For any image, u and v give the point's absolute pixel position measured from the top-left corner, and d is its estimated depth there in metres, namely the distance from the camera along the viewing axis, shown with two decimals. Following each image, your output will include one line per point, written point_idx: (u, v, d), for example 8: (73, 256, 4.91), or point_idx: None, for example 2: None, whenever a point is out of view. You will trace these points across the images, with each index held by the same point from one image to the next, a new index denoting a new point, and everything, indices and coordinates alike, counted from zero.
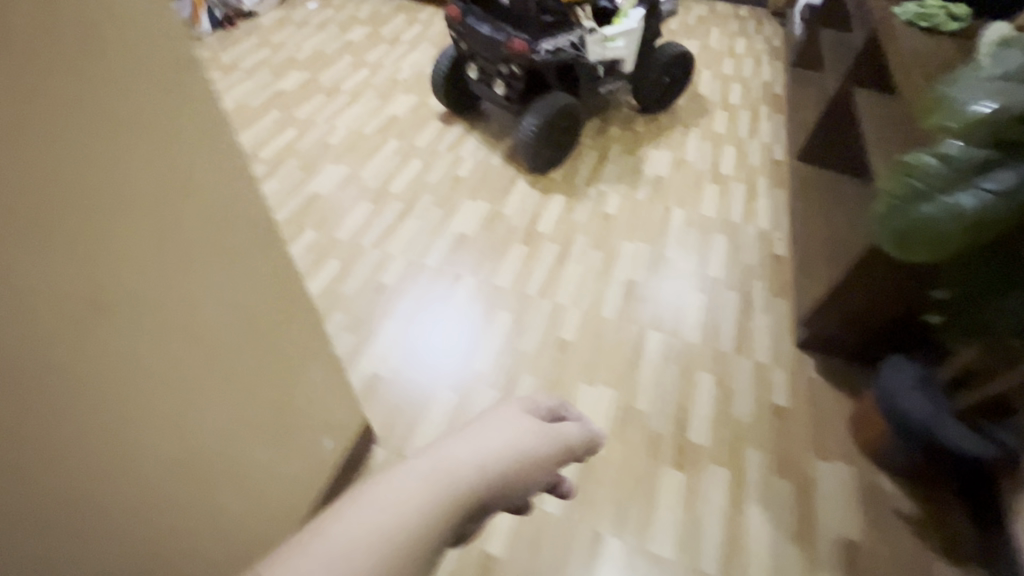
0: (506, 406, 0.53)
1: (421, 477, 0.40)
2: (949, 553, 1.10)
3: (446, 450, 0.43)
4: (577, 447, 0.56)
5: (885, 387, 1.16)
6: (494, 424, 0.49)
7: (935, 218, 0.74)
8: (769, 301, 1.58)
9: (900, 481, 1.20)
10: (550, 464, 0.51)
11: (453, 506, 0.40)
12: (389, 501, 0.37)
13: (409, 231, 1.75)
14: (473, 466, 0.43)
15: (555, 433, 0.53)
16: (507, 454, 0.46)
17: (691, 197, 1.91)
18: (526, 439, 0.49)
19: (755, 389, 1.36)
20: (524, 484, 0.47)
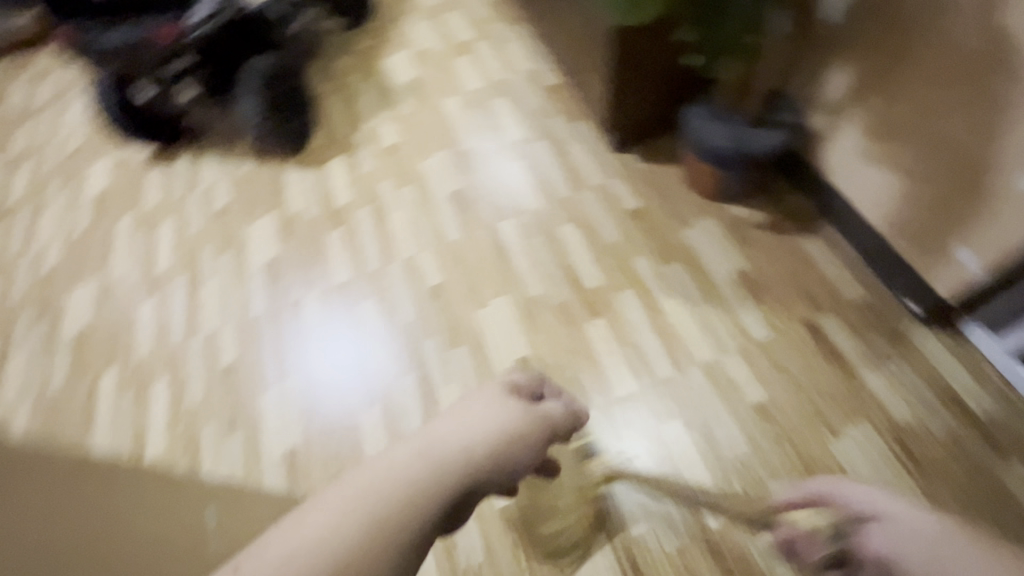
0: (491, 393, 0.59)
1: (412, 446, 0.45)
2: (804, 226, 1.29)
3: (444, 427, 0.50)
4: (555, 430, 0.61)
5: (693, 136, 1.25)
6: (482, 405, 0.55)
7: None
8: (572, 129, 1.60)
9: (744, 199, 1.35)
10: (531, 441, 0.55)
11: (447, 469, 0.45)
12: (389, 467, 0.42)
13: (214, 296, 1.49)
14: (461, 446, 0.48)
15: (535, 415, 0.59)
16: (488, 434, 0.51)
17: (451, 82, 1.82)
18: (512, 417, 0.55)
19: (608, 210, 1.42)
20: (503, 461, 0.51)
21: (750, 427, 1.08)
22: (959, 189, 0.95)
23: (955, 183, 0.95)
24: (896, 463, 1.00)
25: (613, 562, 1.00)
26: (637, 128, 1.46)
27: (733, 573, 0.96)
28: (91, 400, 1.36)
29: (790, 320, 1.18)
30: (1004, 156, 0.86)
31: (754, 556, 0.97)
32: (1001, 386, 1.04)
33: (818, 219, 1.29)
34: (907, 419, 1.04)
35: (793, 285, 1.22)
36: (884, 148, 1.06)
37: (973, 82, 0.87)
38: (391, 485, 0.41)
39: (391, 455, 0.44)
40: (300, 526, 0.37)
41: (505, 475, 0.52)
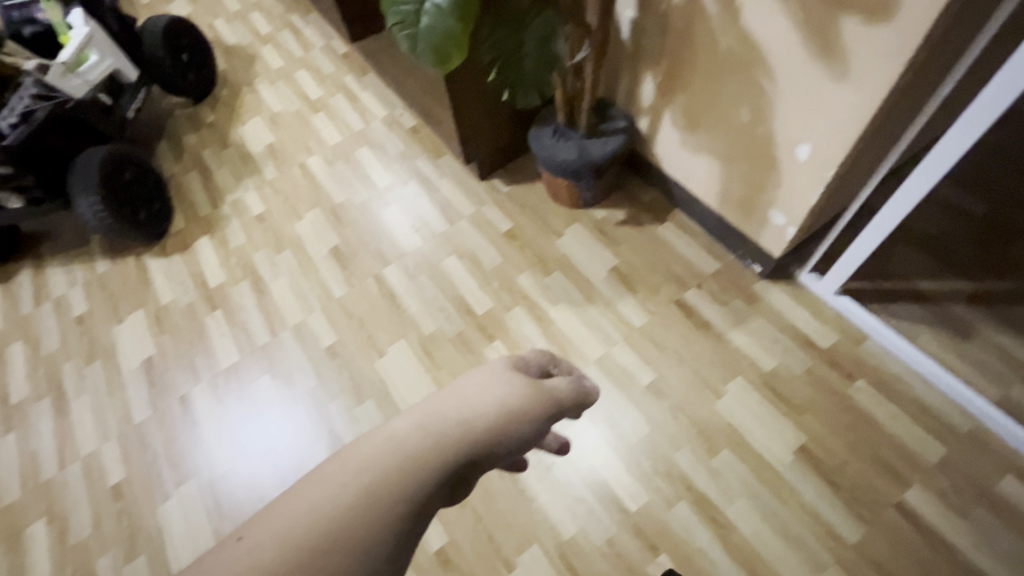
0: (501, 364, 0.52)
1: (409, 421, 0.43)
2: (657, 216, 1.43)
3: (445, 398, 0.46)
4: (568, 403, 0.54)
5: (542, 156, 1.34)
6: (485, 375, 0.50)
7: (436, 25, 0.88)
8: (439, 166, 1.66)
9: (601, 202, 1.47)
10: (540, 414, 0.49)
11: (443, 444, 0.42)
12: (386, 444, 0.40)
13: (88, 413, 1.35)
14: (462, 419, 0.44)
15: (545, 389, 0.52)
16: (491, 410, 0.46)
17: (312, 140, 1.81)
18: (517, 389, 0.49)
19: (485, 236, 1.48)
20: (508, 438, 0.46)
21: (647, 408, 1.16)
22: (758, 162, 1.10)
23: (761, 156, 1.08)
24: (770, 407, 1.13)
25: (552, 571, 1.02)
26: (494, 156, 1.53)
27: (657, 547, 1.02)
28: None
29: (663, 302, 1.29)
30: (778, 133, 1.02)
31: (673, 526, 1.04)
32: (836, 318, 1.21)
33: (667, 208, 1.44)
34: (772, 366, 1.18)
35: (658, 270, 1.34)
36: (695, 138, 1.20)
37: (739, 74, 1.02)
38: (383, 461, 0.39)
39: (388, 429, 0.42)
40: (290, 503, 0.36)
41: (511, 450, 0.47)
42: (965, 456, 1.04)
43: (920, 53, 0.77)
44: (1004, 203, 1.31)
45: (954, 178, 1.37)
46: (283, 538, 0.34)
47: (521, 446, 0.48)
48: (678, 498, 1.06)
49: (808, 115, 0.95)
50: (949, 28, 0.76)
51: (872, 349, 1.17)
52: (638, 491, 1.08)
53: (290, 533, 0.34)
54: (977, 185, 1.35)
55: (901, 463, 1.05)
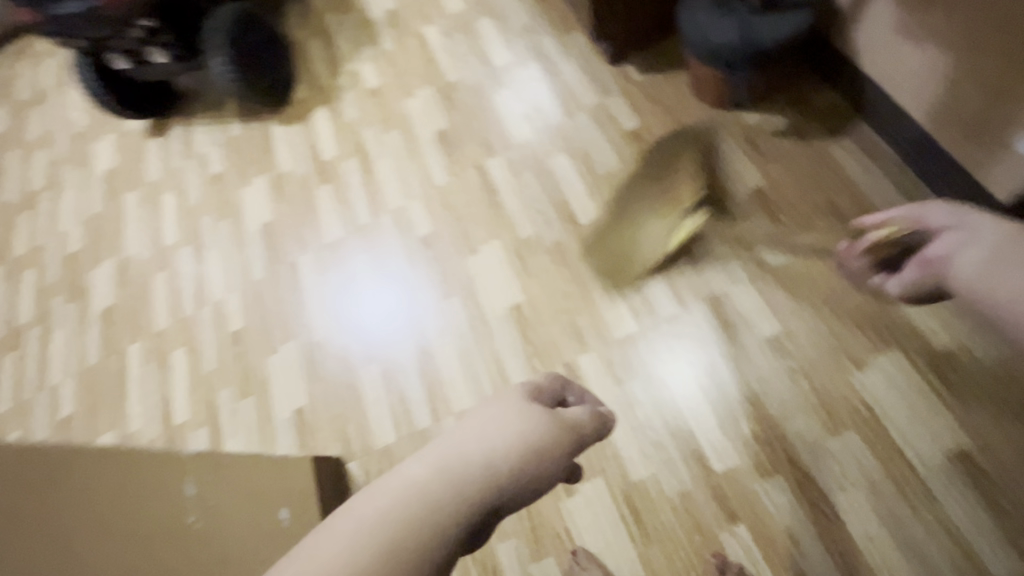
0: (511, 391, 0.47)
1: (423, 463, 0.38)
2: (831, 130, 1.10)
3: (456, 438, 0.41)
4: (588, 435, 0.46)
5: (692, 37, 1.06)
6: (505, 409, 0.44)
7: None
8: (564, 45, 1.43)
9: (759, 104, 1.16)
10: (561, 450, 0.43)
11: (463, 490, 0.37)
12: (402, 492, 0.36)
13: (218, 266, 1.49)
14: (483, 459, 0.39)
15: (563, 420, 0.45)
16: (513, 449, 0.41)
17: (432, 7, 1.66)
18: (533, 426, 0.43)
19: (604, 133, 1.28)
20: (528, 483, 0.41)
21: (760, 362, 0.98)
22: (1008, 63, 0.80)
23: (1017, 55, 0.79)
24: (926, 393, 0.90)
25: (614, 508, 0.96)
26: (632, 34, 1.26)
27: (738, 517, 0.90)
28: (123, 372, 1.43)
29: None
30: None
31: (763, 499, 0.90)
32: None
33: (848, 120, 1.10)
34: (945, 345, 0.92)
35: (816, 200, 1.06)
36: (932, 20, 0.87)
37: None
38: (393, 521, 0.34)
39: (393, 480, 0.37)
40: (300, 566, 0.32)
41: (533, 495, 0.42)
42: None
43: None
44: None
45: None
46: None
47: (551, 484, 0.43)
48: (776, 471, 0.91)
49: None
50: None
51: None
52: (728, 452, 0.94)
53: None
54: None
55: None
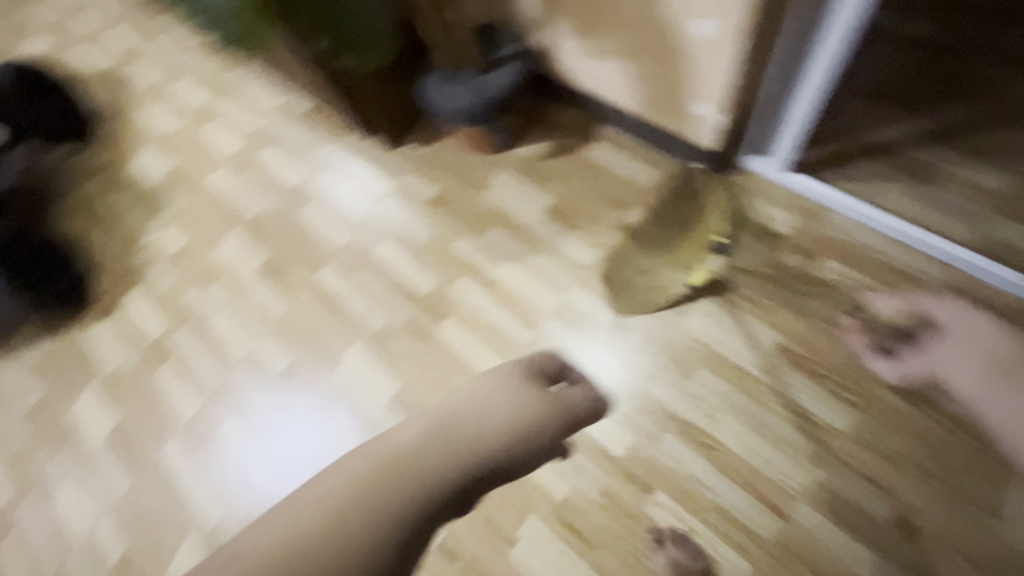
0: (512, 365, 0.41)
1: (393, 441, 0.34)
2: (583, 137, 1.30)
3: (451, 404, 0.37)
4: (592, 411, 0.41)
5: (439, 110, 1.19)
6: (491, 381, 0.39)
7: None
8: (345, 146, 1.52)
9: (521, 139, 1.33)
10: (547, 430, 0.37)
11: (444, 464, 0.33)
12: (370, 466, 0.32)
13: (70, 501, 1.32)
14: (467, 438, 0.35)
15: (557, 397, 0.39)
16: (497, 428, 0.36)
17: (210, 154, 1.67)
18: (527, 396, 0.38)
19: (411, 209, 1.37)
20: (519, 457, 0.36)
21: (613, 347, 1.10)
22: (665, 56, 0.97)
23: (668, 51, 0.95)
24: (738, 312, 1.07)
25: (554, 536, 1.00)
26: (396, 120, 1.38)
27: (652, 485, 0.99)
28: None
29: (608, 231, 1.20)
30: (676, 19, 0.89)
31: (663, 460, 1.00)
32: (791, 195, 1.11)
33: (591, 125, 1.30)
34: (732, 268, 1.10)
35: (596, 197, 1.23)
36: (603, 40, 1.03)
37: None
38: (361, 490, 0.31)
39: (363, 456, 0.32)
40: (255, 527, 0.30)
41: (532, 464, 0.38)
42: (946, 309, 0.97)
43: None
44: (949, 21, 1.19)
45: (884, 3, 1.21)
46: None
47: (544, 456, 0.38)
48: (663, 431, 1.02)
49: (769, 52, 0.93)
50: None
51: (834, 220, 1.07)
52: (621, 435, 1.04)
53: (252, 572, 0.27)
54: (917, 5, 1.21)
55: (885, 333, 0.99)
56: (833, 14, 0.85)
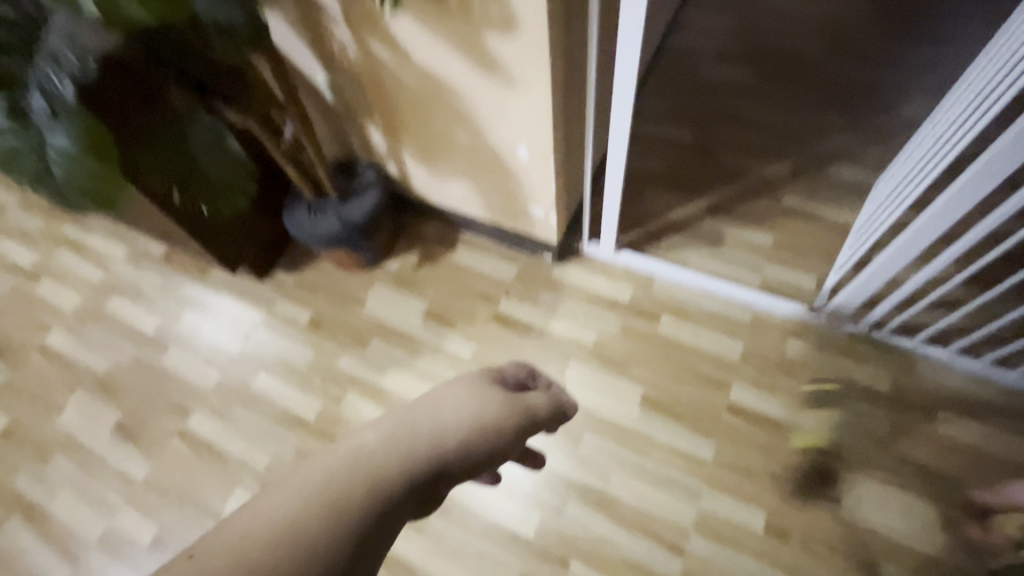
0: (476, 375, 0.48)
1: (372, 433, 0.38)
2: (446, 244, 1.43)
3: (420, 409, 0.42)
4: (541, 419, 0.50)
5: (307, 238, 1.25)
6: (456, 387, 0.45)
7: (66, 168, 0.69)
8: (207, 283, 1.48)
9: (390, 253, 1.43)
10: (504, 426, 0.44)
11: (418, 456, 0.38)
12: (355, 453, 0.36)
13: None
14: (437, 432, 0.40)
15: (516, 400, 0.47)
16: (462, 423, 0.42)
17: (41, 314, 1.51)
18: (490, 401, 0.45)
19: (287, 335, 1.37)
20: (478, 454, 0.42)
21: None
22: (499, 175, 1.15)
23: (500, 171, 1.14)
24: (606, 375, 1.21)
25: None
26: (261, 253, 1.40)
27: (565, 557, 1.03)
28: None
29: (482, 325, 1.31)
30: (497, 150, 1.07)
31: (571, 529, 1.05)
32: (625, 270, 1.32)
33: (451, 232, 1.44)
34: (592, 338, 1.25)
35: (467, 296, 1.35)
36: (445, 165, 1.20)
37: (436, 100, 1.02)
38: (350, 474, 0.34)
39: (345, 447, 0.36)
40: (245, 512, 0.31)
41: (488, 463, 0.43)
42: (758, 340, 1.21)
43: (558, 5, 0.76)
44: (701, 124, 1.50)
45: (653, 116, 1.53)
46: (239, 553, 0.29)
47: (494, 460, 0.44)
48: (565, 501, 1.08)
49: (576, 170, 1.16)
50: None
51: (662, 285, 1.30)
52: (527, 516, 1.07)
53: (246, 548, 0.29)
54: (676, 114, 1.53)
55: (720, 369, 1.18)
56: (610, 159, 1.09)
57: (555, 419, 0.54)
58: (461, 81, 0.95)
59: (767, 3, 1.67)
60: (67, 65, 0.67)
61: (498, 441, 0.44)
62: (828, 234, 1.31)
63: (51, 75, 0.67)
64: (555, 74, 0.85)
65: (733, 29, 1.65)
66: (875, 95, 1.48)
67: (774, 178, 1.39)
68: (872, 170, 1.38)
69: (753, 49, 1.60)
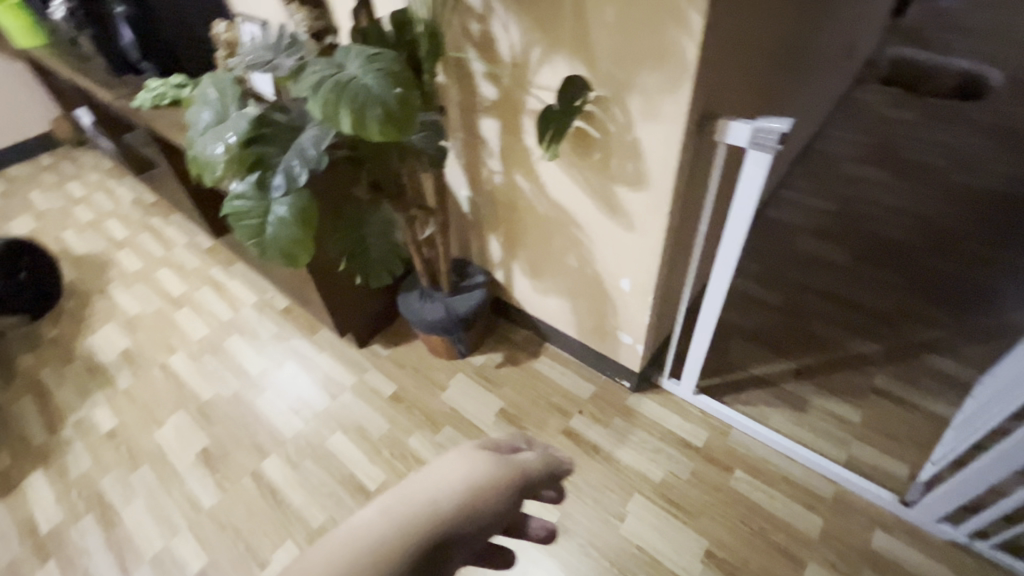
0: (464, 446, 0.53)
1: (373, 509, 0.44)
2: (530, 351, 1.52)
3: (410, 485, 0.47)
4: (536, 481, 0.53)
5: (412, 320, 1.40)
6: (448, 462, 0.50)
7: (280, 234, 0.93)
8: (315, 341, 1.65)
9: (477, 349, 1.54)
10: (500, 489, 0.49)
11: (409, 531, 0.43)
12: (358, 529, 0.42)
13: None
14: (430, 500, 0.45)
15: (506, 463, 0.52)
16: (457, 490, 0.47)
17: (174, 337, 1.74)
18: (479, 470, 0.49)
19: (369, 403, 1.47)
20: (479, 521, 0.46)
21: (558, 553, 1.15)
22: (598, 300, 1.26)
23: (599, 297, 1.25)
24: (668, 517, 1.17)
25: None
26: (369, 324, 1.58)
27: None
28: None
29: (551, 436, 1.33)
30: (603, 278, 1.19)
31: None
32: (702, 414, 1.33)
33: (537, 342, 1.54)
34: (660, 475, 1.24)
35: (541, 405, 1.40)
36: (550, 282, 1.34)
37: (559, 227, 1.18)
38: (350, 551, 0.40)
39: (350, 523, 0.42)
40: None
41: (492, 531, 0.48)
42: (839, 522, 1.13)
43: (684, 174, 0.91)
44: (793, 291, 1.56)
45: (746, 275, 1.62)
46: None
47: (500, 523, 0.48)
48: None
49: (670, 309, 1.24)
50: (696, 155, 0.92)
51: (739, 437, 1.28)
52: None
53: None
54: (769, 278, 1.60)
55: (794, 542, 1.11)
56: (704, 306, 1.17)
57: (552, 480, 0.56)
58: (585, 217, 1.10)
59: (867, 196, 1.79)
60: (307, 161, 0.89)
61: (496, 505, 0.48)
62: (924, 424, 1.26)
63: (295, 165, 0.89)
64: (670, 226, 0.98)
65: (829, 211, 1.77)
66: (978, 296, 1.49)
67: (865, 356, 1.39)
68: (975, 369, 1.34)
69: (850, 232, 1.69)
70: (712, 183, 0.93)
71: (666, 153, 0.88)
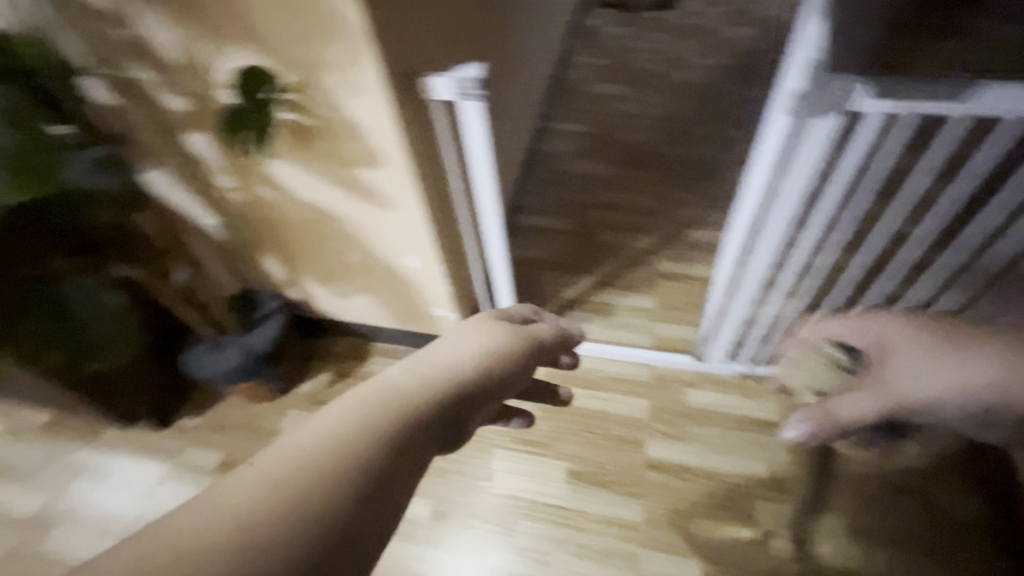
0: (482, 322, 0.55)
1: (407, 365, 0.43)
2: (358, 356, 1.45)
3: (438, 350, 0.47)
4: (551, 349, 0.57)
5: (208, 376, 1.24)
6: (466, 331, 0.52)
7: None
8: (98, 445, 1.36)
9: (301, 375, 1.42)
10: (518, 353, 0.52)
11: (439, 381, 0.43)
12: (388, 384, 0.40)
13: None
14: (451, 360, 0.46)
15: (523, 333, 0.55)
16: (478, 352, 0.48)
17: None
18: (499, 338, 0.52)
19: (197, 484, 1.28)
20: (500, 375, 0.48)
21: (444, 538, 1.16)
22: (397, 286, 1.23)
23: (397, 282, 1.21)
24: (530, 457, 1.24)
25: None
26: (162, 402, 1.33)
27: None
28: None
29: None
30: (391, 263, 1.16)
31: None
32: None
33: (362, 345, 1.46)
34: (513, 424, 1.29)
35: None
36: (345, 284, 1.26)
37: (325, 227, 1.10)
38: (388, 399, 0.39)
39: (384, 377, 0.41)
40: (305, 437, 0.35)
41: (509, 387, 0.50)
42: (661, 396, 1.30)
43: (417, 142, 0.90)
44: (576, 213, 1.70)
45: (536, 212, 1.71)
46: (291, 471, 0.32)
47: (513, 385, 0.50)
48: None
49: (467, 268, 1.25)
50: (419, 119, 0.90)
51: None
52: None
53: (294, 470, 0.32)
54: (555, 208, 1.72)
55: (633, 430, 1.26)
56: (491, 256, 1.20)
57: (563, 348, 0.62)
58: (345, 209, 1.04)
59: (611, 110, 1.99)
60: None
61: (513, 365, 0.50)
62: (699, 289, 1.49)
63: None
64: (426, 194, 0.97)
65: (588, 133, 1.93)
66: (708, 169, 1.78)
67: (646, 249, 1.58)
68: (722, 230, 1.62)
69: (607, 146, 1.88)
70: (445, 143, 0.94)
71: (387, 125, 0.84)
